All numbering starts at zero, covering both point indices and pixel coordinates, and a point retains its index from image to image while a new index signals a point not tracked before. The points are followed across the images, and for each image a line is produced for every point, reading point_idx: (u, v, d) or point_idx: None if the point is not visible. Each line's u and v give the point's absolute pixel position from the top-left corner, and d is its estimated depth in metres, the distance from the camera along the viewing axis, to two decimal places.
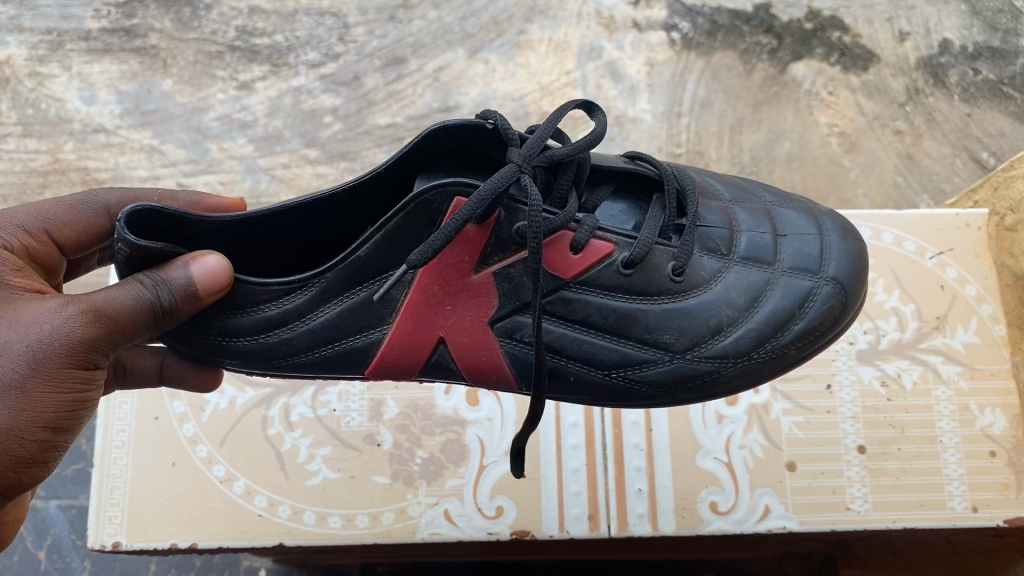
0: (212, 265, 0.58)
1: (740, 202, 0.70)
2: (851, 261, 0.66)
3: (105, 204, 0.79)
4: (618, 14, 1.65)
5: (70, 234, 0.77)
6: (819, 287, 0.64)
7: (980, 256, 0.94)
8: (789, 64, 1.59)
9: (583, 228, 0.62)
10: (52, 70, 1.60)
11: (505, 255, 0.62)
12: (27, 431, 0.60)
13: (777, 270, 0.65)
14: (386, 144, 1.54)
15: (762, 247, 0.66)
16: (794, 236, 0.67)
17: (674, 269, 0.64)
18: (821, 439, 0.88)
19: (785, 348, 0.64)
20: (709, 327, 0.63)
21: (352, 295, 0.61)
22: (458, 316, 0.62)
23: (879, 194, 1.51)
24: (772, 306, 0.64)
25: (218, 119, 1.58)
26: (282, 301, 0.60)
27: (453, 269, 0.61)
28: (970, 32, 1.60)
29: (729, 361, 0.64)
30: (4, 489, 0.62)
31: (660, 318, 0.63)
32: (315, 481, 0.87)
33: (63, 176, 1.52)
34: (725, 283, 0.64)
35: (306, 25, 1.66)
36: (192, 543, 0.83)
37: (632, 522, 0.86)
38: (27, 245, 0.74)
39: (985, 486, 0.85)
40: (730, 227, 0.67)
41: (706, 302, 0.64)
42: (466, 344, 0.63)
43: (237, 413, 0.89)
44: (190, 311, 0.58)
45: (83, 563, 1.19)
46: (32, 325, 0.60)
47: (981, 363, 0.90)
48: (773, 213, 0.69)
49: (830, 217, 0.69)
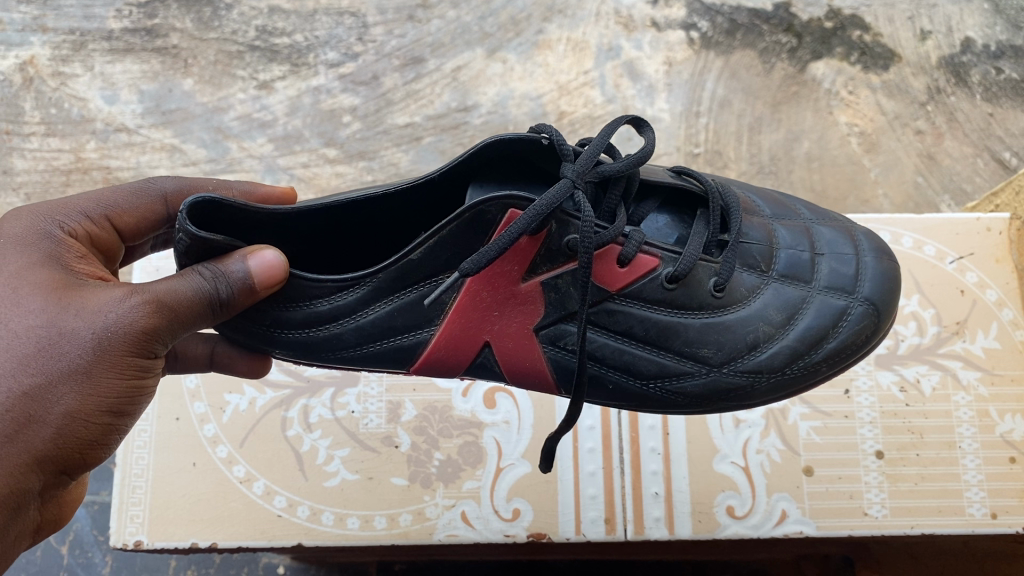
0: (266, 259, 0.58)
1: (781, 218, 0.69)
2: (886, 282, 0.66)
3: (164, 192, 0.79)
4: (637, 13, 1.64)
5: (129, 220, 0.78)
6: (853, 307, 0.64)
7: (1001, 260, 0.93)
8: (809, 63, 1.59)
9: (630, 242, 0.62)
10: (75, 69, 1.62)
11: (554, 265, 0.62)
12: (93, 413, 0.61)
13: (813, 289, 0.65)
14: (405, 144, 1.56)
15: (801, 264, 0.66)
16: (831, 255, 0.66)
17: (715, 284, 0.64)
18: (839, 444, 0.88)
19: (819, 365, 0.64)
20: (746, 342, 0.64)
21: (402, 295, 0.62)
22: (505, 321, 0.63)
23: (900, 194, 1.51)
24: (808, 323, 0.64)
25: (238, 118, 1.59)
26: (334, 298, 0.61)
27: (502, 277, 0.61)
28: (992, 30, 1.58)
29: (763, 376, 0.64)
30: (70, 469, 0.63)
31: (699, 332, 0.64)
32: (334, 482, 0.88)
33: (85, 175, 1.55)
34: (763, 299, 0.64)
35: (325, 25, 1.66)
36: (212, 543, 0.85)
37: (648, 526, 0.86)
38: (89, 230, 0.74)
39: (1004, 492, 0.84)
40: (769, 243, 0.66)
41: (744, 317, 0.64)
42: (510, 348, 0.64)
43: (257, 413, 0.90)
44: (245, 303, 0.59)
45: (105, 559, 1.20)
46: (98, 311, 0.60)
47: (1001, 368, 0.89)
48: (811, 231, 0.68)
49: (866, 237, 0.69)
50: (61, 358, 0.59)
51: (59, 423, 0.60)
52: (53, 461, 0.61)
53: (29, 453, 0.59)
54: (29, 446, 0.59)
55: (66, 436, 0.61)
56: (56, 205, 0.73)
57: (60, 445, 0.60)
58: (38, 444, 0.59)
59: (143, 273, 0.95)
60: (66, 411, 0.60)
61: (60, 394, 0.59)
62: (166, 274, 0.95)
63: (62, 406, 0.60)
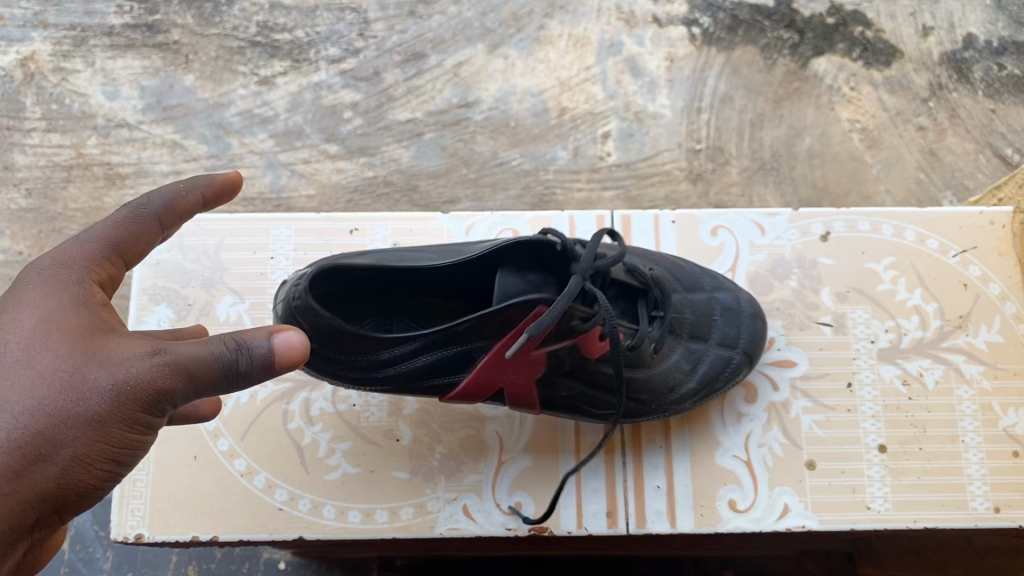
0: (292, 339, 0.58)
1: (690, 292, 0.88)
2: (761, 340, 0.87)
3: (155, 213, 0.71)
4: (639, 9, 1.63)
5: (138, 251, 0.71)
6: (738, 358, 0.86)
7: (1004, 254, 0.93)
8: (811, 59, 1.58)
9: (612, 320, 0.79)
10: (76, 65, 1.62)
11: (563, 339, 0.76)
12: (96, 466, 0.57)
13: (712, 345, 0.86)
14: (406, 140, 1.57)
15: (705, 326, 0.87)
16: (727, 319, 0.87)
17: (653, 345, 0.84)
18: (842, 437, 0.88)
19: (715, 397, 0.86)
20: (668, 385, 0.84)
21: (445, 352, 0.74)
22: (518, 375, 0.77)
23: (901, 190, 1.51)
24: (710, 369, 0.85)
25: (239, 114, 1.59)
26: (389, 353, 0.72)
27: (529, 346, 0.74)
28: (995, 26, 1.57)
29: (678, 408, 0.85)
30: (55, 519, 0.57)
31: (638, 377, 0.83)
32: (335, 476, 0.87)
33: (86, 171, 1.55)
34: (677, 352, 0.85)
35: (326, 20, 1.65)
36: (213, 536, 0.85)
37: (650, 520, 0.85)
38: (103, 276, 0.67)
39: (1007, 485, 0.85)
40: (683, 310, 0.87)
41: (668, 366, 0.84)
42: (519, 391, 0.79)
43: (258, 407, 0.90)
44: (264, 376, 0.58)
45: (106, 554, 1.19)
46: (121, 363, 0.57)
47: (1003, 362, 0.89)
48: (714, 303, 0.88)
49: (750, 303, 0.89)
50: (77, 404, 0.56)
51: (61, 470, 0.55)
52: (44, 508, 0.56)
53: (25, 496, 0.54)
54: (28, 488, 0.54)
55: (65, 486, 0.56)
56: (55, 256, 0.66)
57: (57, 493, 0.56)
58: (37, 488, 0.55)
59: (145, 267, 0.95)
60: (68, 463, 0.55)
61: (68, 440, 0.55)
62: (166, 267, 0.96)
63: (68, 452, 0.55)
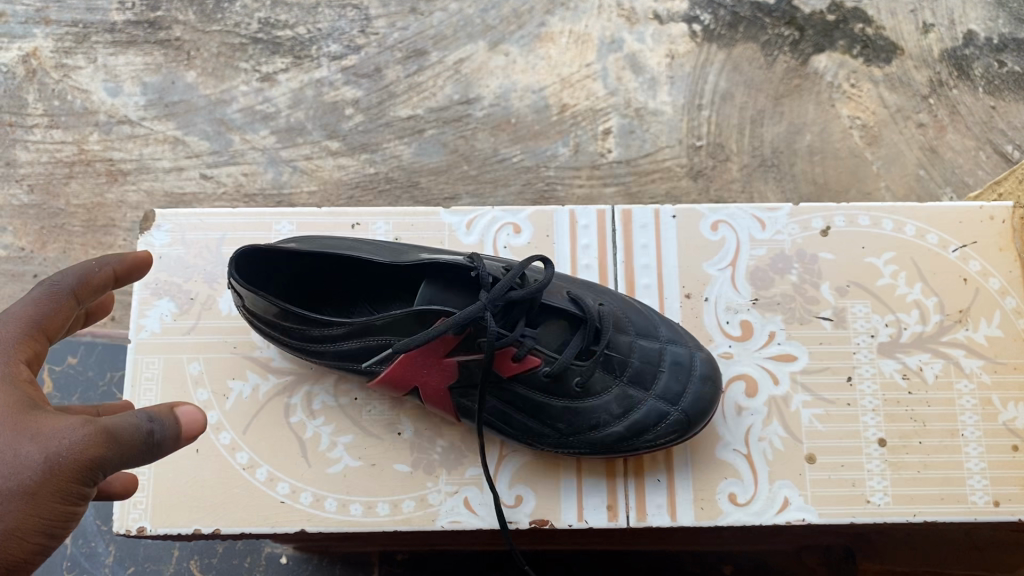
0: (195, 411, 0.60)
1: (642, 336, 0.85)
2: (705, 403, 0.83)
3: (72, 289, 0.67)
4: (640, 5, 1.63)
5: (57, 327, 0.66)
6: (672, 415, 0.82)
7: (1004, 249, 0.94)
8: (811, 56, 1.58)
9: (523, 346, 0.81)
10: (78, 61, 1.62)
11: (469, 352, 0.81)
12: (29, 541, 0.55)
13: (649, 396, 0.83)
14: (407, 137, 1.57)
15: (646, 376, 0.84)
16: (672, 370, 0.84)
17: (577, 382, 0.82)
18: (842, 431, 0.88)
19: (640, 447, 0.83)
20: (589, 424, 0.83)
21: (366, 340, 0.82)
22: (430, 375, 0.82)
23: (902, 187, 1.51)
24: (640, 419, 0.82)
25: (240, 110, 1.59)
26: (322, 331, 0.82)
27: (431, 351, 0.80)
28: (995, 23, 1.57)
29: (599, 449, 0.84)
30: None
31: (558, 411, 0.83)
32: (337, 468, 0.88)
33: (88, 167, 1.56)
34: (610, 396, 0.83)
35: (328, 17, 1.65)
36: (215, 529, 0.86)
37: (650, 513, 0.86)
38: (26, 356, 0.63)
39: (1006, 480, 0.85)
40: (628, 354, 0.84)
41: (593, 406, 0.83)
42: (432, 395, 0.83)
43: (261, 400, 0.90)
44: (175, 447, 0.59)
45: (108, 548, 1.20)
46: (49, 436, 0.56)
47: (1003, 357, 0.90)
48: (663, 352, 0.85)
49: (704, 361, 0.85)
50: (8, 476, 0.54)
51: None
52: None
53: None
54: None
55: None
56: None
57: None
58: None
59: None
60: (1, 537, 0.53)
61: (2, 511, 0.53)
62: (169, 262, 0.96)
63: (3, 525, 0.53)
